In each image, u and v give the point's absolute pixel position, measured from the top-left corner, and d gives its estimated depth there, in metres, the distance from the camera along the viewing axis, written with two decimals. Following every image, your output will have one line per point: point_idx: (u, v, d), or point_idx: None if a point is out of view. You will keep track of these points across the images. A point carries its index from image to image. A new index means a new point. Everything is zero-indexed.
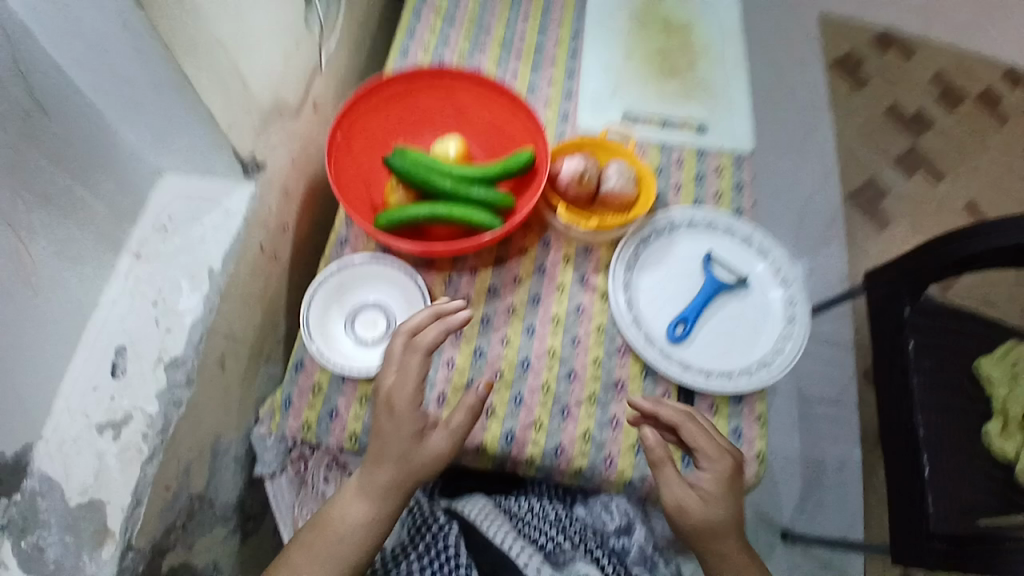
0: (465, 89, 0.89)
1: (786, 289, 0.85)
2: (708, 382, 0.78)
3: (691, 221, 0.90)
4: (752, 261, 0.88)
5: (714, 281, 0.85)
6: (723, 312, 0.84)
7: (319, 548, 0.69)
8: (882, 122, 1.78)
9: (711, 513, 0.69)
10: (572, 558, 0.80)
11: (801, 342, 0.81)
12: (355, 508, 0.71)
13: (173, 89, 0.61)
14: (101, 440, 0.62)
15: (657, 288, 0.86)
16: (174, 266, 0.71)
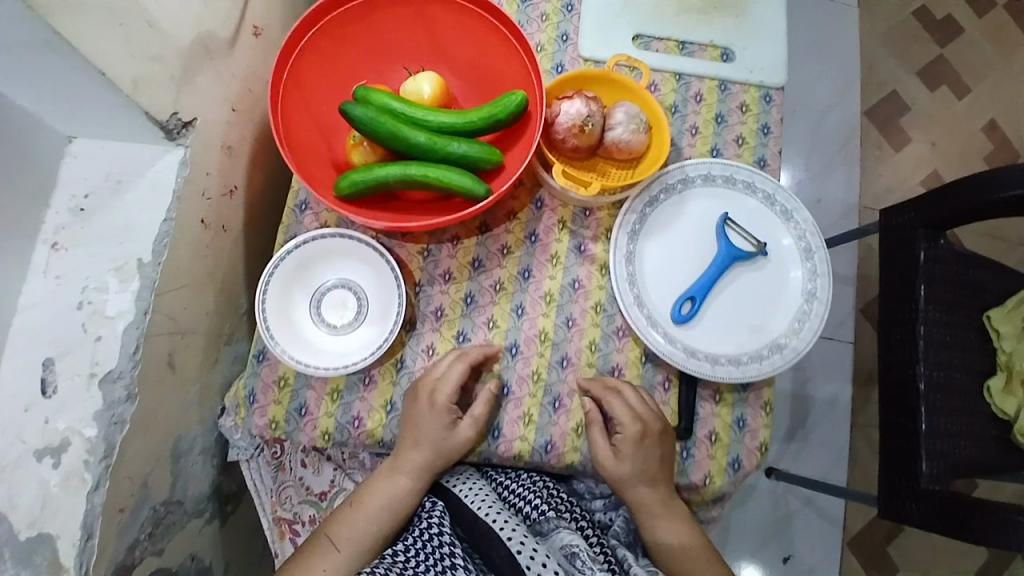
0: (441, 8, 0.71)
1: (809, 260, 0.74)
2: (716, 371, 0.71)
3: (707, 175, 0.76)
4: (774, 224, 0.76)
5: (728, 250, 0.74)
6: (735, 287, 0.74)
7: (356, 518, 0.68)
8: (916, 22, 1.56)
9: (630, 472, 0.68)
10: (556, 528, 0.69)
11: (818, 323, 0.72)
12: (394, 485, 0.69)
13: (44, 44, 0.45)
14: (41, 468, 0.54)
15: (662, 258, 0.75)
16: (100, 257, 0.59)
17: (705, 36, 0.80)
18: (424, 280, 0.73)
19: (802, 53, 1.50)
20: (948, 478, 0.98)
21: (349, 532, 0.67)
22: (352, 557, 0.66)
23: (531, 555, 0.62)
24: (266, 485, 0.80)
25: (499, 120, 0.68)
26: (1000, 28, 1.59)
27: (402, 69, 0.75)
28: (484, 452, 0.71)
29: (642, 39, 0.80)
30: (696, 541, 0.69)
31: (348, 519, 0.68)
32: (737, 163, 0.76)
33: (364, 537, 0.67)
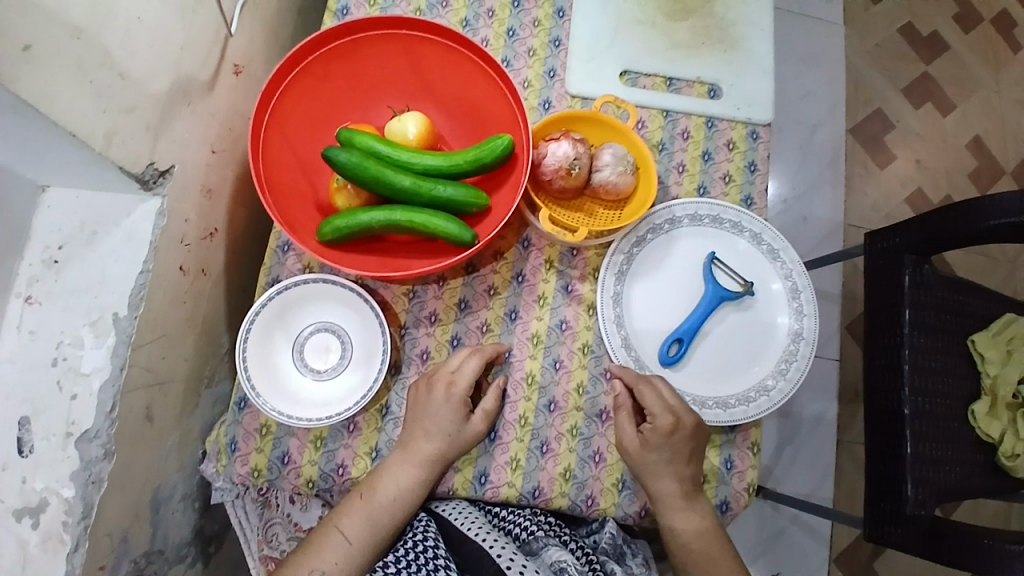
0: (426, 45, 0.70)
1: (796, 300, 0.74)
2: (703, 415, 0.71)
3: (693, 216, 0.76)
4: (761, 263, 0.76)
5: (715, 291, 0.74)
6: (722, 327, 0.74)
7: (362, 508, 0.66)
8: (901, 40, 1.56)
9: (658, 463, 0.67)
10: (546, 548, 0.69)
11: (805, 364, 0.73)
12: (403, 475, 0.66)
13: (10, 107, 0.44)
14: (20, 529, 0.53)
15: (650, 298, 0.75)
16: (75, 310, 0.57)
17: (692, 73, 0.80)
18: (409, 322, 0.72)
19: (789, 71, 1.50)
20: (932, 504, 0.98)
21: (355, 522, 0.65)
22: (363, 550, 0.65)
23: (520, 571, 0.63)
24: (253, 525, 0.78)
25: (485, 163, 0.67)
26: (983, 47, 1.59)
27: (386, 107, 0.73)
28: (472, 497, 0.70)
29: (630, 75, 0.80)
30: (712, 542, 0.68)
31: (354, 509, 0.66)
32: (723, 202, 0.76)
33: (371, 528, 0.66)
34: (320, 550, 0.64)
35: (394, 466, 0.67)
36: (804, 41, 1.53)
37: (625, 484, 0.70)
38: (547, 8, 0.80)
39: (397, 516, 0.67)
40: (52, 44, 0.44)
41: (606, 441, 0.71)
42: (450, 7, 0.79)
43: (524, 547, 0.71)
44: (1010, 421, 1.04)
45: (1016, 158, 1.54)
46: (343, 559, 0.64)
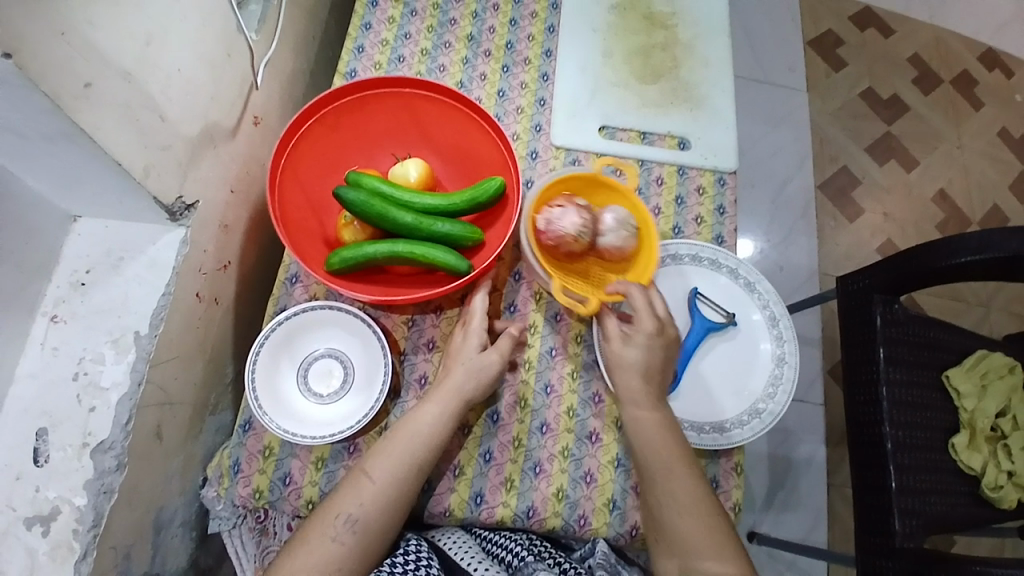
0: (428, 100, 0.79)
1: (775, 327, 0.80)
2: (701, 440, 0.75)
3: (674, 255, 0.82)
4: (742, 297, 0.82)
5: (704, 325, 0.79)
6: (711, 357, 0.79)
7: (392, 450, 0.65)
8: (860, 105, 1.70)
9: (634, 357, 0.70)
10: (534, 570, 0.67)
11: (791, 386, 0.77)
12: (424, 414, 0.67)
13: (64, 137, 0.51)
14: (29, 537, 0.56)
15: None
16: (97, 328, 0.62)
17: (663, 128, 0.89)
18: (409, 348, 0.77)
19: (757, 133, 1.64)
20: (921, 536, 0.95)
21: (383, 463, 0.65)
22: (382, 486, 0.64)
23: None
24: (249, 553, 0.78)
25: (480, 202, 0.74)
26: (941, 106, 1.74)
27: (391, 154, 0.82)
28: (466, 518, 0.72)
29: (608, 130, 0.89)
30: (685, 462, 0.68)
31: (384, 450, 0.66)
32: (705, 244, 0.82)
33: (401, 465, 0.65)
34: (347, 494, 0.64)
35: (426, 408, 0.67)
36: (770, 107, 1.67)
37: (616, 503, 0.73)
38: (533, 72, 0.91)
39: (429, 459, 0.66)
40: (106, 89, 0.52)
41: (597, 462, 0.74)
42: (447, 71, 0.89)
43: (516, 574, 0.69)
44: (991, 453, 1.02)
45: (981, 207, 1.65)
46: (367, 502, 0.64)
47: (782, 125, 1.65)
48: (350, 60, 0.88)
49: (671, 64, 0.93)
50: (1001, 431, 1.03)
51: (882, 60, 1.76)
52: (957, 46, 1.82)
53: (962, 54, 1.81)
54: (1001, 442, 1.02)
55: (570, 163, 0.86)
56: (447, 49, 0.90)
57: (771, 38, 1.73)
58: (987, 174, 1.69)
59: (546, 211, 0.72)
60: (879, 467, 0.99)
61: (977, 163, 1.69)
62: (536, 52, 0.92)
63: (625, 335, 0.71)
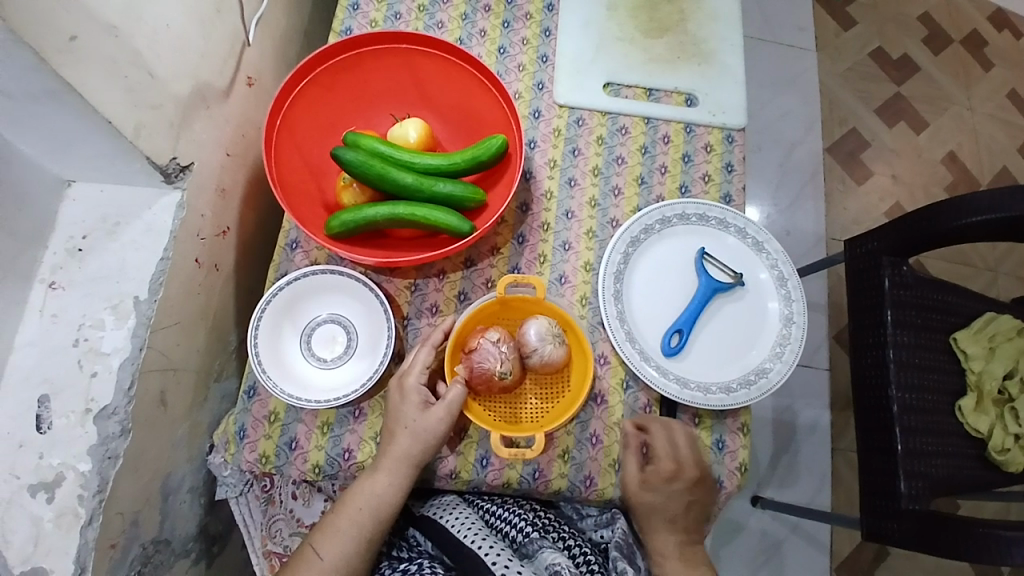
0: (426, 57, 0.76)
1: (783, 286, 0.79)
2: (707, 399, 0.73)
3: (682, 215, 0.80)
4: (749, 256, 0.80)
5: (710, 284, 0.78)
6: (717, 317, 0.78)
7: (341, 528, 0.66)
8: (870, 65, 1.66)
9: (654, 504, 0.70)
10: (540, 548, 0.70)
11: (800, 346, 0.76)
12: (375, 485, 0.66)
13: (51, 95, 0.49)
14: (35, 504, 0.56)
15: (649, 293, 0.79)
16: (95, 295, 0.61)
17: (670, 83, 0.86)
18: (412, 313, 0.76)
19: (764, 95, 1.60)
20: (926, 498, 0.95)
21: (334, 542, 0.66)
22: (338, 565, 0.65)
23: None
24: (256, 520, 0.79)
25: (481, 161, 0.73)
26: (952, 66, 1.69)
27: (389, 114, 0.79)
28: (473, 480, 0.72)
29: (612, 86, 0.86)
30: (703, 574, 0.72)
31: (335, 527, 0.66)
32: (711, 202, 0.81)
33: (349, 544, 0.66)
34: (299, 573, 0.65)
35: (374, 482, 0.66)
36: (778, 69, 1.62)
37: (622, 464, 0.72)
38: (535, 28, 0.87)
39: (376, 527, 0.67)
40: (92, 42, 0.50)
41: (602, 424, 0.74)
42: (446, 28, 0.86)
43: (520, 550, 0.72)
44: (999, 416, 1.01)
45: (991, 169, 1.61)
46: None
47: (790, 87, 1.61)
48: (345, 18, 0.85)
49: (678, 18, 0.90)
50: (1009, 393, 1.02)
51: (893, 19, 1.70)
52: (970, 3, 1.76)
53: (975, 12, 1.75)
54: (1009, 405, 1.01)
55: (574, 123, 0.84)
56: (446, 5, 0.87)
57: None
58: (998, 136, 1.65)
59: (469, 343, 0.69)
60: (885, 429, 0.99)
61: (989, 126, 1.65)
62: (538, 7, 0.89)
63: (647, 479, 0.70)
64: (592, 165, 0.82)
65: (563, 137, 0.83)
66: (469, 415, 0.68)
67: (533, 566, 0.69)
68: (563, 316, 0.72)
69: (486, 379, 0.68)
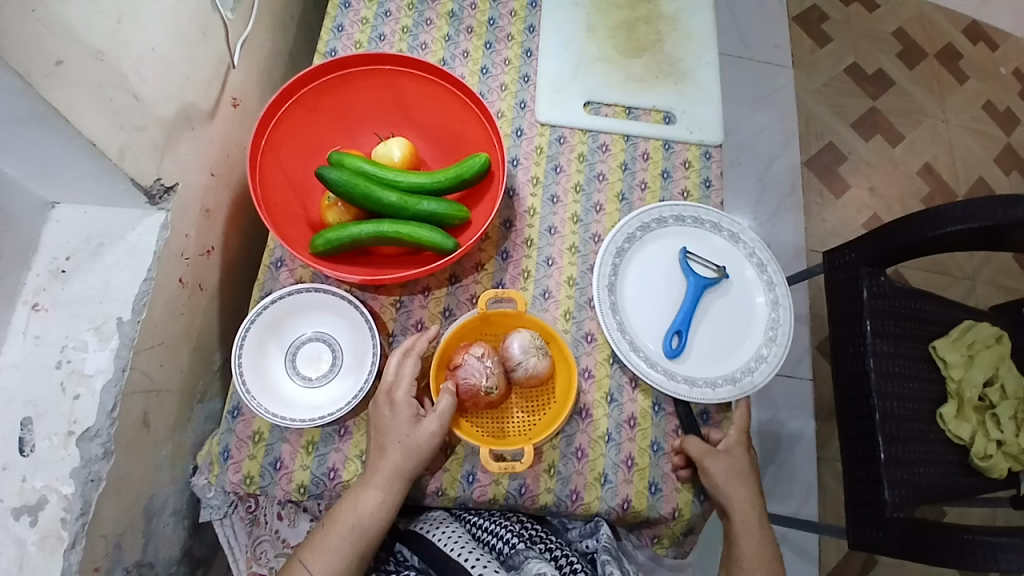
0: (409, 78, 0.78)
1: (763, 272, 0.81)
2: (718, 394, 0.75)
3: (660, 218, 0.82)
4: (730, 248, 0.83)
5: (698, 283, 0.80)
6: (709, 313, 0.80)
7: (331, 544, 0.65)
8: (845, 81, 1.70)
9: (739, 467, 0.72)
10: (526, 560, 0.70)
11: (790, 327, 0.79)
12: (366, 499, 0.66)
13: (36, 119, 0.49)
14: (18, 527, 0.56)
15: (643, 297, 0.80)
16: (79, 317, 0.61)
17: (648, 102, 0.88)
18: (397, 330, 0.76)
19: (743, 110, 1.63)
20: (911, 505, 0.96)
21: (324, 558, 0.64)
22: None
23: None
24: (241, 542, 0.79)
25: (464, 179, 0.74)
26: (925, 80, 1.74)
27: (373, 134, 0.80)
28: (460, 497, 0.72)
29: (593, 105, 0.88)
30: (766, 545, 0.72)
31: (324, 543, 0.65)
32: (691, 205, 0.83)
33: (341, 559, 0.65)
34: None
35: (365, 497, 0.66)
36: (756, 85, 1.66)
37: (608, 477, 0.73)
38: (516, 49, 0.89)
39: (366, 544, 0.66)
40: (77, 67, 0.51)
41: (587, 438, 0.74)
42: (429, 49, 0.88)
43: (507, 561, 0.72)
44: (979, 423, 1.03)
45: (966, 180, 1.66)
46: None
47: (768, 103, 1.65)
48: (329, 40, 0.87)
49: (655, 38, 0.92)
50: (989, 400, 1.03)
51: (866, 36, 1.75)
52: (939, 21, 1.81)
53: (944, 29, 1.81)
54: (990, 411, 1.03)
55: (555, 141, 0.85)
56: (428, 27, 0.89)
57: (756, 16, 1.72)
58: (970, 148, 1.69)
59: (454, 360, 0.69)
60: (867, 437, 1.00)
61: (961, 138, 1.70)
62: (519, 28, 0.91)
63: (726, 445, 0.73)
64: (574, 182, 0.84)
65: (545, 155, 0.85)
66: (460, 433, 0.68)
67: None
68: (546, 328, 0.73)
69: (472, 394, 0.68)
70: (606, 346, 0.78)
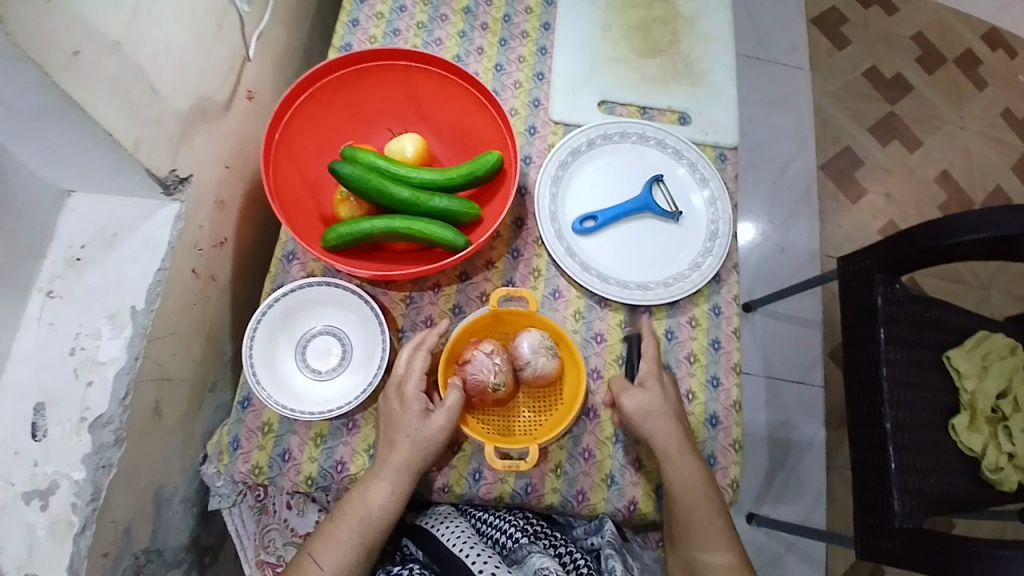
0: (423, 74, 0.77)
1: (713, 205, 0.82)
2: (626, 294, 0.78)
3: (623, 133, 0.84)
4: (684, 175, 0.84)
5: (644, 195, 0.81)
6: (645, 226, 0.82)
7: (339, 536, 0.66)
8: (863, 85, 1.68)
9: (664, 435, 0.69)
10: (528, 554, 0.70)
11: (720, 260, 0.80)
12: (374, 496, 0.66)
13: (55, 110, 0.50)
14: (28, 513, 0.56)
15: (585, 201, 0.83)
16: (93, 305, 0.62)
17: (663, 102, 0.88)
18: (406, 325, 0.76)
19: (758, 113, 1.62)
20: (920, 516, 0.95)
21: (331, 551, 0.65)
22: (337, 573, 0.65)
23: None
24: (249, 530, 0.79)
25: (477, 176, 0.74)
26: (944, 86, 1.71)
27: (386, 130, 0.81)
28: (466, 494, 0.72)
29: (607, 105, 0.87)
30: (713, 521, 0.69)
31: (332, 535, 0.66)
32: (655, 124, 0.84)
33: (348, 553, 0.66)
34: None
35: (375, 490, 0.66)
36: (771, 88, 1.64)
37: (614, 479, 0.73)
38: (531, 47, 0.89)
39: (375, 538, 0.67)
40: (95, 59, 0.51)
41: (595, 439, 0.74)
42: (443, 45, 0.88)
43: (509, 556, 0.72)
44: (991, 435, 1.02)
45: (983, 188, 1.63)
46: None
47: (783, 106, 1.63)
48: (344, 35, 0.87)
49: (671, 38, 0.91)
50: (1002, 412, 1.02)
51: (884, 40, 1.73)
52: (960, 25, 1.79)
53: (965, 34, 1.78)
54: (1002, 423, 1.02)
55: None
56: (443, 24, 0.89)
57: (773, 18, 1.71)
58: (989, 155, 1.67)
59: (463, 356, 0.69)
60: (878, 446, 0.99)
61: (980, 145, 1.67)
62: (534, 26, 0.90)
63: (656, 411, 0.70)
64: (586, 181, 0.84)
65: None
66: (465, 429, 0.68)
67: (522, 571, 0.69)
68: (557, 330, 0.73)
69: (480, 391, 0.68)
70: (616, 347, 0.77)
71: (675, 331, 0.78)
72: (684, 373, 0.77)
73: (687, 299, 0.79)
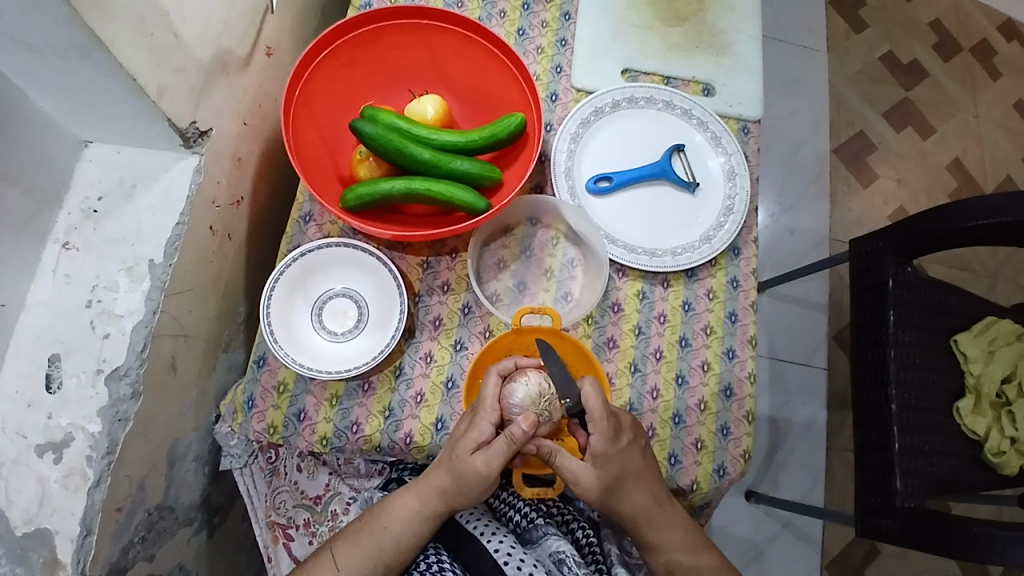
0: (445, 34, 0.76)
1: (730, 180, 0.81)
2: (633, 256, 0.77)
3: (650, 98, 0.83)
4: (705, 146, 0.83)
5: (662, 161, 0.81)
6: (658, 194, 0.81)
7: (361, 542, 0.68)
8: (880, 69, 1.66)
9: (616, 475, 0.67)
10: (545, 534, 0.70)
11: (732, 234, 0.79)
12: (403, 506, 0.68)
13: (79, 51, 0.49)
14: (42, 465, 0.56)
15: (603, 160, 0.82)
16: (110, 258, 0.61)
17: (687, 72, 0.86)
18: (423, 290, 0.75)
19: (773, 94, 1.60)
20: (921, 497, 0.95)
21: (352, 556, 0.67)
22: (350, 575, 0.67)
23: (517, 566, 0.65)
24: (260, 491, 0.80)
25: (499, 139, 0.72)
26: (959, 73, 1.70)
27: (407, 91, 0.79)
28: None
29: (630, 73, 0.86)
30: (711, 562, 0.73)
31: (355, 540, 0.68)
32: (683, 93, 0.84)
33: (369, 559, 0.67)
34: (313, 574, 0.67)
35: (402, 505, 0.68)
36: (788, 69, 1.62)
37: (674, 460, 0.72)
38: (555, 11, 0.87)
39: (398, 557, 0.68)
40: None
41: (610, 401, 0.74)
42: (465, 7, 0.86)
43: (523, 535, 0.72)
44: (995, 419, 1.02)
45: (994, 177, 1.62)
46: None
47: (799, 88, 1.61)
48: None
49: (697, 7, 0.89)
50: (1006, 397, 1.03)
51: (904, 24, 1.71)
52: (979, 12, 1.77)
53: (983, 21, 1.76)
54: (1006, 408, 1.02)
55: None
56: None
57: None
58: (1002, 145, 1.66)
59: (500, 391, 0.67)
60: (882, 427, 0.99)
61: (992, 134, 1.66)
62: None
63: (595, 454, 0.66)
64: (607, 148, 0.82)
65: None
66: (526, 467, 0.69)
67: (535, 552, 0.70)
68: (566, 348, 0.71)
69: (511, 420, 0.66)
70: (633, 316, 0.77)
71: (692, 303, 0.78)
72: (700, 344, 0.76)
73: (705, 271, 0.79)
